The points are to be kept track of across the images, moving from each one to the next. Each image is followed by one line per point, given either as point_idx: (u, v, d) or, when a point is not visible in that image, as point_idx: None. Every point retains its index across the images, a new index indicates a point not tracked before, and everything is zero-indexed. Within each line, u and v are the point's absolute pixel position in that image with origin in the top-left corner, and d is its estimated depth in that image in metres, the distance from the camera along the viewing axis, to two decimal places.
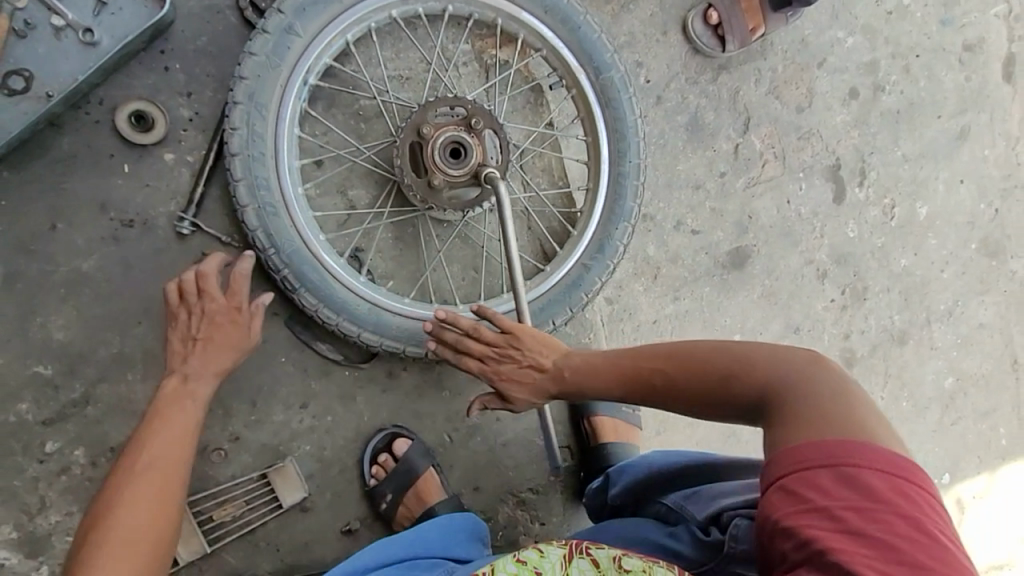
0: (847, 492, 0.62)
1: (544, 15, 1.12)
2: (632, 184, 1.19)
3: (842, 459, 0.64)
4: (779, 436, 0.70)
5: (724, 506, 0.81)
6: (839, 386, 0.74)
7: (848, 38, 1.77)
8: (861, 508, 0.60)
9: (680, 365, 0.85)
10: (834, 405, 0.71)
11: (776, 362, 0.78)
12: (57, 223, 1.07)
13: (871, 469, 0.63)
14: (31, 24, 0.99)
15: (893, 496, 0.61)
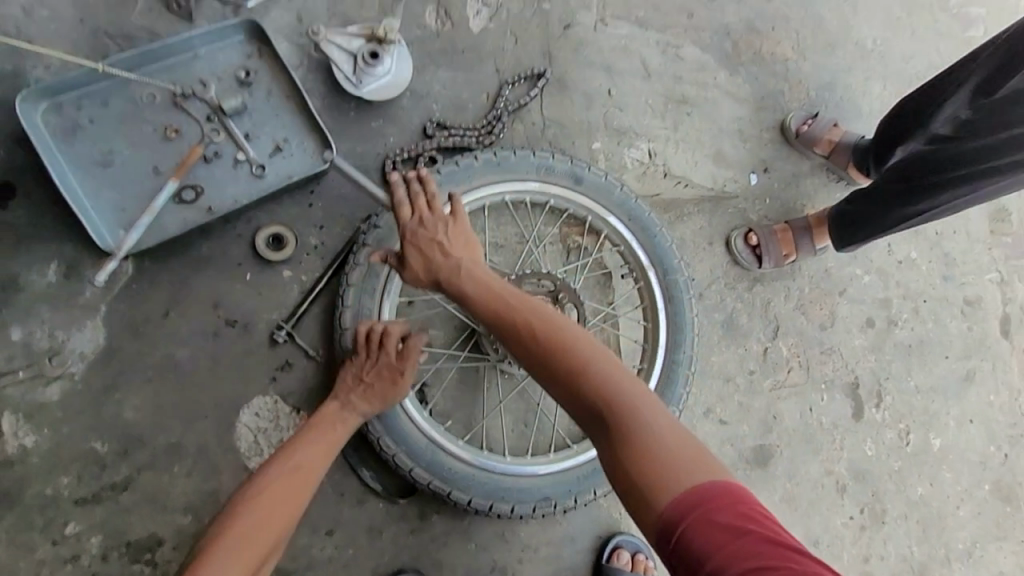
0: (714, 535, 0.65)
1: (627, 221, 1.34)
2: (682, 374, 1.31)
3: (712, 508, 0.67)
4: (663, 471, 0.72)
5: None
6: (656, 431, 0.75)
7: (865, 275, 2.02)
8: (725, 543, 0.64)
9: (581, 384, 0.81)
10: (681, 439, 0.75)
11: (597, 376, 0.80)
12: (168, 312, 1.18)
13: (720, 500, 0.67)
14: (218, 154, 1.23)
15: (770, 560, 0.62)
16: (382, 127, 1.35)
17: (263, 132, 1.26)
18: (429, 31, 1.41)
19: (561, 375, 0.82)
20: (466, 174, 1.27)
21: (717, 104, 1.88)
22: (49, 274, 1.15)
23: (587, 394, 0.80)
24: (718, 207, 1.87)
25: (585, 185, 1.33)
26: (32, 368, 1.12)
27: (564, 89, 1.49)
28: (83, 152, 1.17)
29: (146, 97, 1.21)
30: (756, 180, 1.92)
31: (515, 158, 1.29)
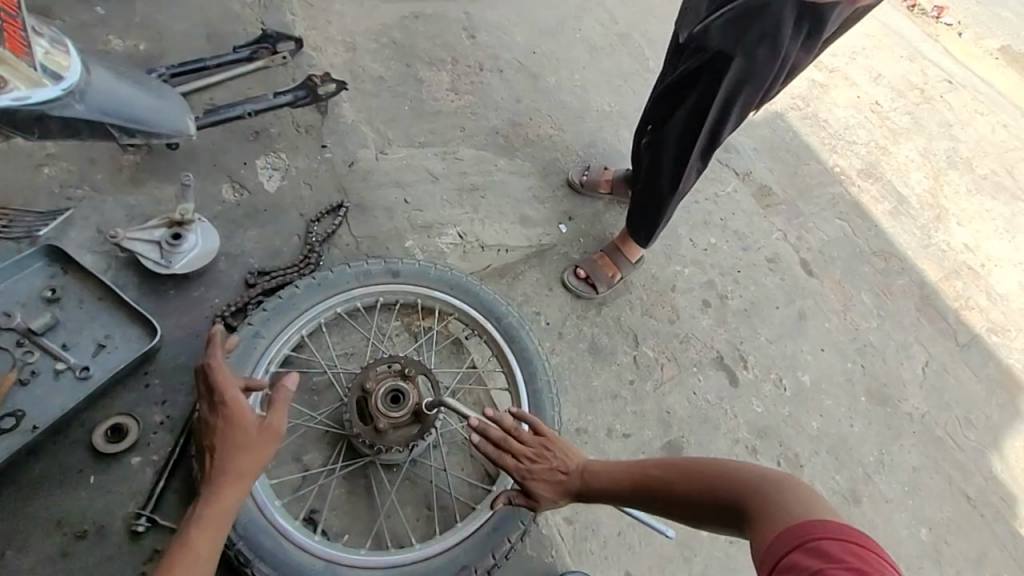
0: (812, 561, 0.74)
1: (451, 289, 1.51)
2: (548, 396, 1.43)
3: (806, 535, 0.78)
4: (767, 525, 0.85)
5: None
6: (739, 480, 0.96)
7: (685, 269, 2.37)
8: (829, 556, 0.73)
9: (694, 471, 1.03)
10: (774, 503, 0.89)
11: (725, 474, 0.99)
12: (6, 551, 1.11)
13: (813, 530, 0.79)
14: (36, 372, 1.23)
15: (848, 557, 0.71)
16: (204, 293, 1.45)
17: (83, 336, 1.29)
18: (229, 203, 1.60)
19: (703, 485, 1.01)
20: (292, 302, 1.38)
21: (509, 182, 2.23)
22: None
23: (731, 492, 0.96)
24: (543, 258, 2.14)
25: (404, 274, 1.49)
26: None
27: (365, 210, 1.72)
28: None
29: None
30: (566, 228, 2.23)
31: (333, 275, 1.44)
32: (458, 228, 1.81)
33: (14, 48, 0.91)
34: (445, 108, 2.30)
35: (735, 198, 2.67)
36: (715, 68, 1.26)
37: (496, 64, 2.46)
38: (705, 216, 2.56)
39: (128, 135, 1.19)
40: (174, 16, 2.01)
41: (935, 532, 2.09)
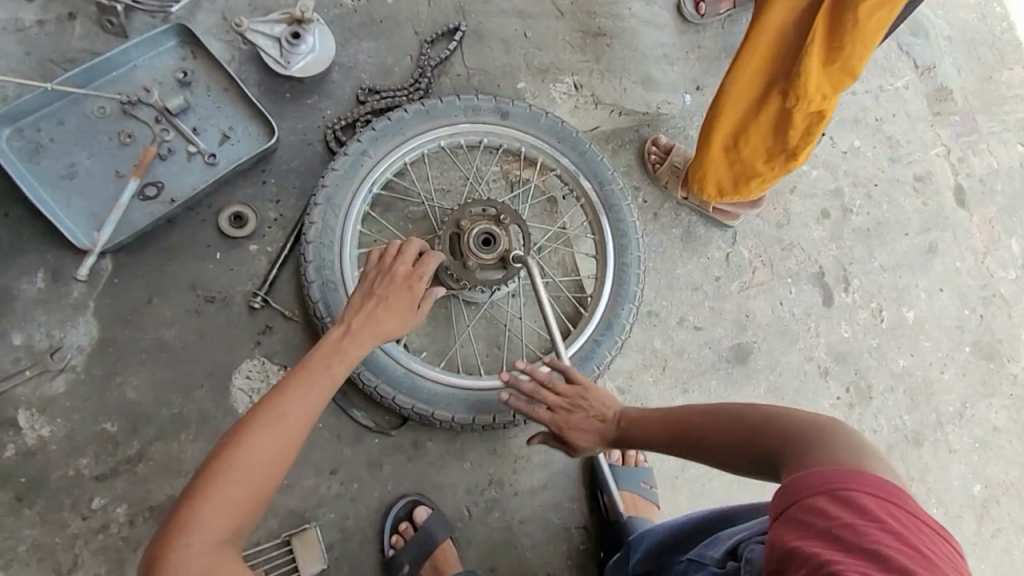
0: (838, 510, 0.67)
1: (558, 144, 1.43)
2: (634, 272, 1.40)
3: (836, 484, 0.69)
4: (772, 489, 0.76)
5: (737, 540, 0.88)
6: (783, 425, 0.85)
7: (812, 171, 2.10)
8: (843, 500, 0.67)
9: (722, 423, 0.94)
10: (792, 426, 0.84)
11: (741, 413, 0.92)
12: (152, 299, 1.30)
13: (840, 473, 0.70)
14: (172, 150, 1.34)
15: (888, 519, 0.65)
16: (317, 103, 1.45)
17: (210, 125, 1.37)
18: (346, 8, 1.51)
19: (737, 433, 0.90)
20: (399, 127, 1.36)
21: (638, 34, 1.95)
22: (37, 280, 1.25)
23: (733, 435, 0.91)
24: (657, 129, 1.95)
25: (513, 117, 1.42)
26: (36, 366, 1.23)
27: (483, 39, 1.58)
28: (50, 168, 1.28)
29: (98, 109, 1.32)
30: (690, 100, 1.97)
31: (443, 105, 1.38)
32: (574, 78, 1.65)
33: None
34: None
35: (898, 99, 2.23)
36: None
37: None
38: (856, 114, 2.19)
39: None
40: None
41: (989, 490, 1.99)
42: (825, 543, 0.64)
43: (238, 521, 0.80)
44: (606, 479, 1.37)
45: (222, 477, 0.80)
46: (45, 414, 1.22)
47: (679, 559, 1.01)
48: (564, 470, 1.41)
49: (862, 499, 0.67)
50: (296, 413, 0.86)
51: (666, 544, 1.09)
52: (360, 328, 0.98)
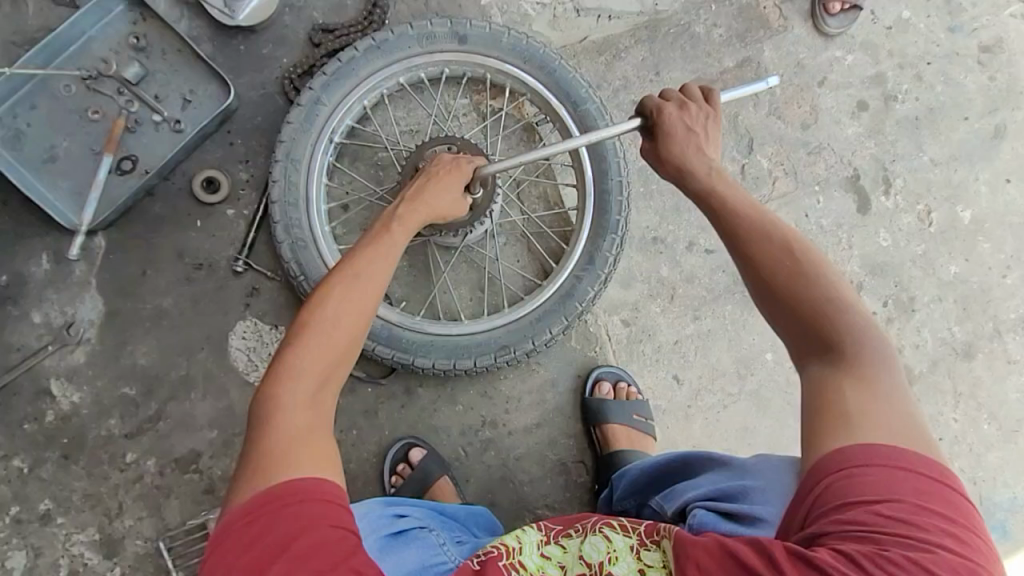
0: (871, 491, 0.64)
1: (525, 64, 1.30)
2: (616, 199, 1.29)
3: (890, 484, 0.64)
4: (817, 434, 0.71)
5: (686, 500, 0.95)
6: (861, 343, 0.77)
7: (847, 57, 1.81)
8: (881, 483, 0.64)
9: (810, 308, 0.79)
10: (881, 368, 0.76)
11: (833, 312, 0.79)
12: (146, 271, 1.36)
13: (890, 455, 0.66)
14: (139, 122, 1.35)
15: (928, 528, 0.63)
16: (272, 52, 1.39)
17: (171, 90, 1.36)
18: None
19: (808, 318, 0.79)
20: (351, 68, 1.28)
21: None
22: (43, 262, 1.34)
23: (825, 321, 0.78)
24: (655, 32, 1.74)
25: (472, 41, 1.29)
26: (57, 341, 1.34)
27: None
28: (30, 152, 1.32)
29: (64, 88, 1.33)
30: None
31: (395, 37, 1.28)
32: None
33: None
34: None
35: None
36: None
37: None
38: None
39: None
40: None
41: None
42: (864, 535, 0.62)
43: (326, 387, 0.77)
44: (599, 415, 1.35)
45: (293, 370, 0.76)
46: (73, 383, 1.34)
47: (650, 499, 1.09)
48: (558, 407, 1.40)
49: (899, 490, 0.64)
50: (361, 295, 0.83)
51: (653, 481, 1.11)
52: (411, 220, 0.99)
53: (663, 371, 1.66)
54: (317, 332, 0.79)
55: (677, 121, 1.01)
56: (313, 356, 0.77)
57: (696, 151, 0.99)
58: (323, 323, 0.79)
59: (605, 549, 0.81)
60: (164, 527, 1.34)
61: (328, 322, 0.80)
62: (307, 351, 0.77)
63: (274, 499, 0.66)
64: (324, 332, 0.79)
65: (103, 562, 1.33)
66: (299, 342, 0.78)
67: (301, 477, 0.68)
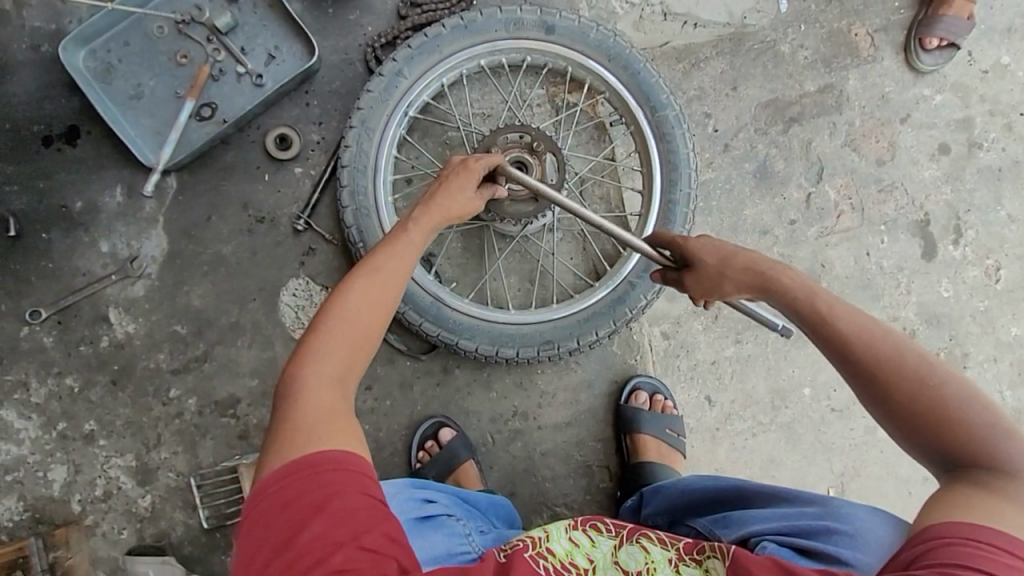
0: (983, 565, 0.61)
1: (608, 62, 1.29)
2: (681, 211, 1.28)
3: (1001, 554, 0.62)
4: (927, 510, 0.68)
5: (751, 531, 0.96)
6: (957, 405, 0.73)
7: (936, 96, 1.74)
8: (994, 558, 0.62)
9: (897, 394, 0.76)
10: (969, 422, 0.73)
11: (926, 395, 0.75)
12: (211, 217, 1.40)
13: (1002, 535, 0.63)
14: (223, 71, 1.38)
15: None
16: (359, 19, 1.40)
17: (257, 44, 1.39)
18: None
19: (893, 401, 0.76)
20: (436, 44, 1.28)
21: None
22: (117, 195, 1.39)
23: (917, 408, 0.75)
24: (739, 45, 1.70)
25: (559, 32, 1.28)
26: (121, 272, 1.40)
27: None
28: (119, 88, 1.36)
29: (157, 30, 1.37)
30: (786, 7, 1.71)
31: (483, 19, 1.28)
32: None
33: None
34: None
35: None
36: None
37: None
38: (1011, 21, 1.75)
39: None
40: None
41: None
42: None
43: (347, 376, 0.78)
44: (632, 423, 1.35)
45: (315, 357, 0.77)
46: (129, 314, 1.40)
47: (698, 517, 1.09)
48: (590, 409, 1.40)
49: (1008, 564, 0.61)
50: (377, 289, 0.83)
51: (692, 504, 1.11)
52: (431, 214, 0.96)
53: (696, 390, 1.64)
54: (330, 328, 0.79)
55: (712, 241, 0.95)
56: (327, 349, 0.77)
57: (748, 256, 0.92)
58: (336, 318, 0.79)
59: (643, 559, 0.87)
60: (196, 465, 1.39)
61: (342, 317, 0.79)
62: (321, 345, 0.77)
63: (294, 480, 0.67)
64: (338, 327, 0.79)
65: (136, 488, 1.38)
66: (313, 340, 0.78)
67: (334, 450, 0.69)
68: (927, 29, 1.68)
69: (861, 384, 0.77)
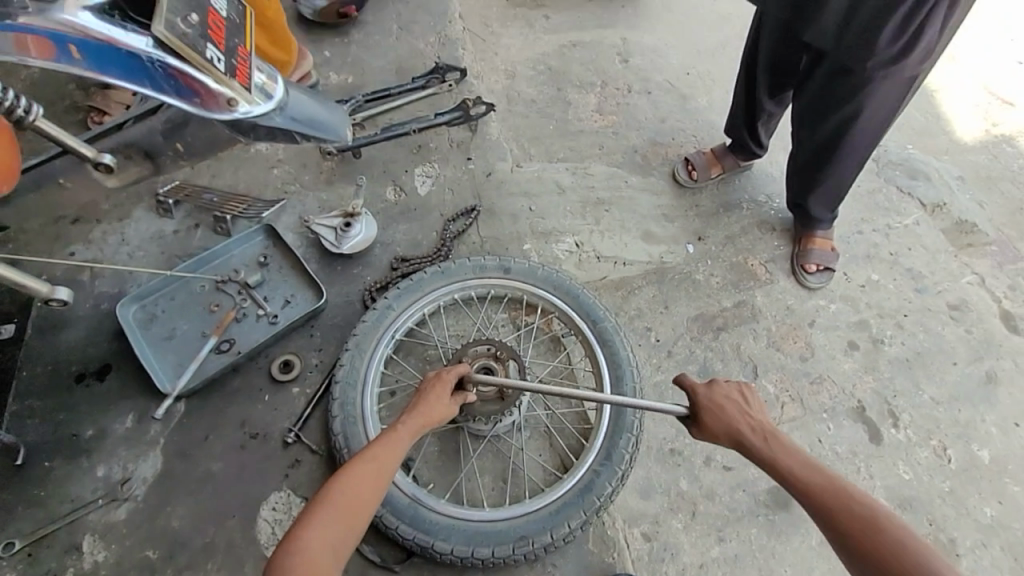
0: None
1: (554, 290, 1.65)
2: (630, 403, 1.47)
3: None
4: None
5: None
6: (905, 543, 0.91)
7: (830, 305, 2.13)
8: None
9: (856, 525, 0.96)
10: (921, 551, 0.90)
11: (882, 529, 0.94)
12: (208, 435, 1.53)
13: None
14: (246, 315, 1.71)
15: None
16: (361, 271, 1.81)
17: (278, 293, 1.75)
18: (390, 202, 1.97)
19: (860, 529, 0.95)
20: (419, 284, 1.65)
21: (637, 198, 2.26)
22: (126, 421, 1.55)
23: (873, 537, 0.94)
24: (663, 275, 2.14)
25: (514, 271, 1.67)
26: (107, 496, 1.45)
27: (494, 214, 1.94)
28: (156, 331, 1.66)
29: (199, 287, 1.74)
30: (693, 248, 2.23)
31: (456, 265, 1.67)
32: (576, 238, 1.98)
33: (241, 81, 1.10)
34: (588, 127, 2.60)
35: (908, 236, 2.33)
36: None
37: (645, 87, 2.77)
38: (867, 250, 2.28)
39: (230, 60, 1.08)
40: (371, 43, 2.42)
41: None
42: None
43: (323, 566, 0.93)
44: None
45: (299, 549, 0.94)
46: (103, 541, 1.40)
47: None
48: None
49: None
50: (359, 490, 1.03)
51: None
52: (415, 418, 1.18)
53: None
54: (313, 523, 0.97)
55: (714, 396, 1.21)
56: (309, 542, 0.95)
57: (745, 416, 1.17)
58: (321, 514, 0.99)
59: None
60: None
61: (324, 515, 0.98)
62: (304, 538, 0.95)
63: None
64: (320, 523, 0.97)
65: None
66: (300, 533, 0.96)
67: None
68: (804, 258, 2.16)
69: (824, 519, 1.00)
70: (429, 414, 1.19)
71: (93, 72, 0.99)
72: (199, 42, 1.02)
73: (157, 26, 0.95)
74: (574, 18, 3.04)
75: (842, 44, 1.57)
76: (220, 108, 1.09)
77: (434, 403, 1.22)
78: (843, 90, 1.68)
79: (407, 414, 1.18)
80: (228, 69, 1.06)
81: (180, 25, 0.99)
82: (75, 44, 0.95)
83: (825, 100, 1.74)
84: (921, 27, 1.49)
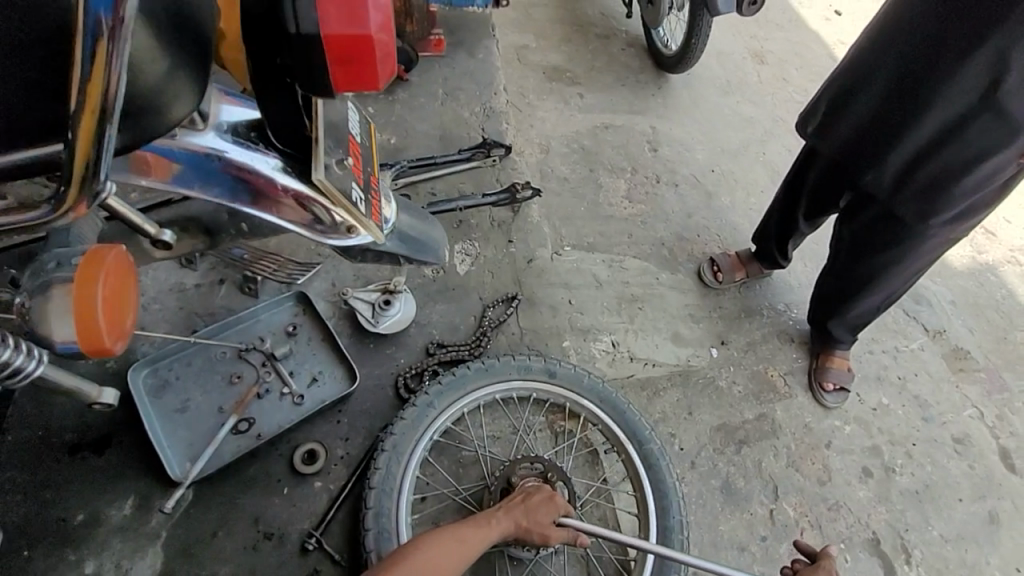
0: None
1: (600, 401, 1.60)
2: (678, 538, 1.42)
3: None
4: None
5: None
6: None
7: (845, 425, 2.16)
8: None
9: None
10: None
11: None
12: (217, 532, 1.38)
13: None
14: (269, 390, 1.57)
15: None
16: (395, 352, 1.72)
17: (304, 368, 1.62)
18: (428, 276, 1.89)
19: None
20: (462, 380, 1.56)
21: (666, 296, 2.27)
22: (124, 508, 1.38)
23: None
24: (688, 379, 2.13)
25: (559, 376, 1.62)
26: None
27: (534, 305, 1.90)
28: (168, 402, 1.49)
29: (219, 353, 1.58)
30: (717, 352, 2.23)
31: (500, 363, 1.61)
32: (613, 337, 1.95)
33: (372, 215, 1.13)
34: (617, 213, 2.60)
35: (915, 360, 2.42)
36: (930, 148, 1.53)
37: (673, 179, 2.81)
38: (878, 371, 2.35)
39: (367, 190, 1.13)
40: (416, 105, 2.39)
41: None
42: None
43: None
44: None
45: None
46: None
47: None
48: None
49: None
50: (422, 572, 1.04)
51: None
52: (503, 524, 1.17)
53: None
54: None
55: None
56: None
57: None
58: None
59: None
60: None
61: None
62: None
63: None
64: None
65: None
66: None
67: None
68: (823, 376, 2.19)
69: None
70: (513, 526, 1.18)
71: (204, 192, 0.97)
72: (348, 180, 1.05)
73: (320, 172, 0.99)
74: (607, 99, 3.08)
75: (898, 197, 1.62)
76: (335, 233, 1.08)
77: (524, 517, 1.19)
78: (887, 237, 1.74)
79: (499, 513, 1.18)
80: (365, 207, 1.10)
81: (335, 166, 1.03)
82: (188, 161, 0.93)
83: (867, 238, 1.80)
84: (978, 196, 1.54)
